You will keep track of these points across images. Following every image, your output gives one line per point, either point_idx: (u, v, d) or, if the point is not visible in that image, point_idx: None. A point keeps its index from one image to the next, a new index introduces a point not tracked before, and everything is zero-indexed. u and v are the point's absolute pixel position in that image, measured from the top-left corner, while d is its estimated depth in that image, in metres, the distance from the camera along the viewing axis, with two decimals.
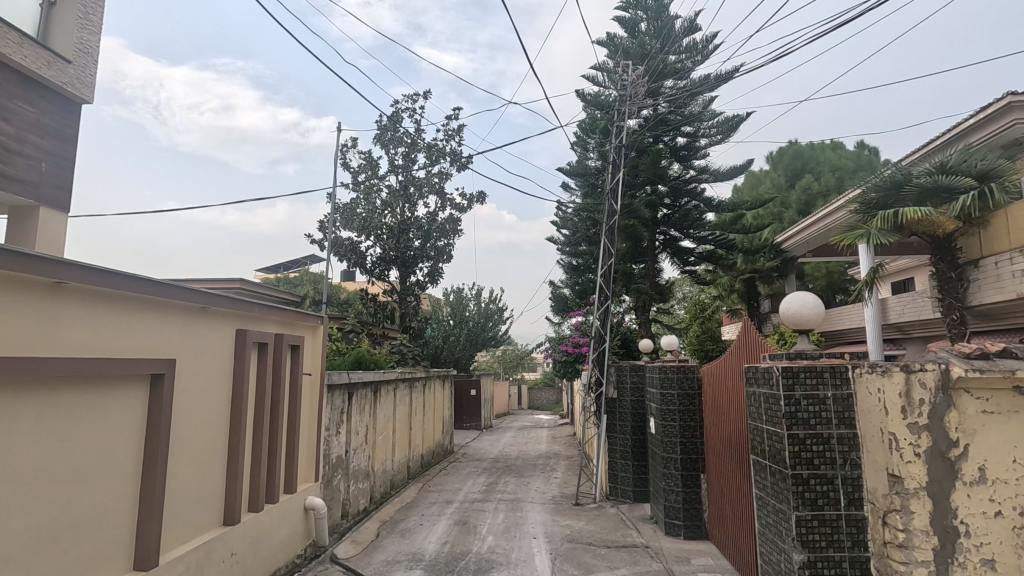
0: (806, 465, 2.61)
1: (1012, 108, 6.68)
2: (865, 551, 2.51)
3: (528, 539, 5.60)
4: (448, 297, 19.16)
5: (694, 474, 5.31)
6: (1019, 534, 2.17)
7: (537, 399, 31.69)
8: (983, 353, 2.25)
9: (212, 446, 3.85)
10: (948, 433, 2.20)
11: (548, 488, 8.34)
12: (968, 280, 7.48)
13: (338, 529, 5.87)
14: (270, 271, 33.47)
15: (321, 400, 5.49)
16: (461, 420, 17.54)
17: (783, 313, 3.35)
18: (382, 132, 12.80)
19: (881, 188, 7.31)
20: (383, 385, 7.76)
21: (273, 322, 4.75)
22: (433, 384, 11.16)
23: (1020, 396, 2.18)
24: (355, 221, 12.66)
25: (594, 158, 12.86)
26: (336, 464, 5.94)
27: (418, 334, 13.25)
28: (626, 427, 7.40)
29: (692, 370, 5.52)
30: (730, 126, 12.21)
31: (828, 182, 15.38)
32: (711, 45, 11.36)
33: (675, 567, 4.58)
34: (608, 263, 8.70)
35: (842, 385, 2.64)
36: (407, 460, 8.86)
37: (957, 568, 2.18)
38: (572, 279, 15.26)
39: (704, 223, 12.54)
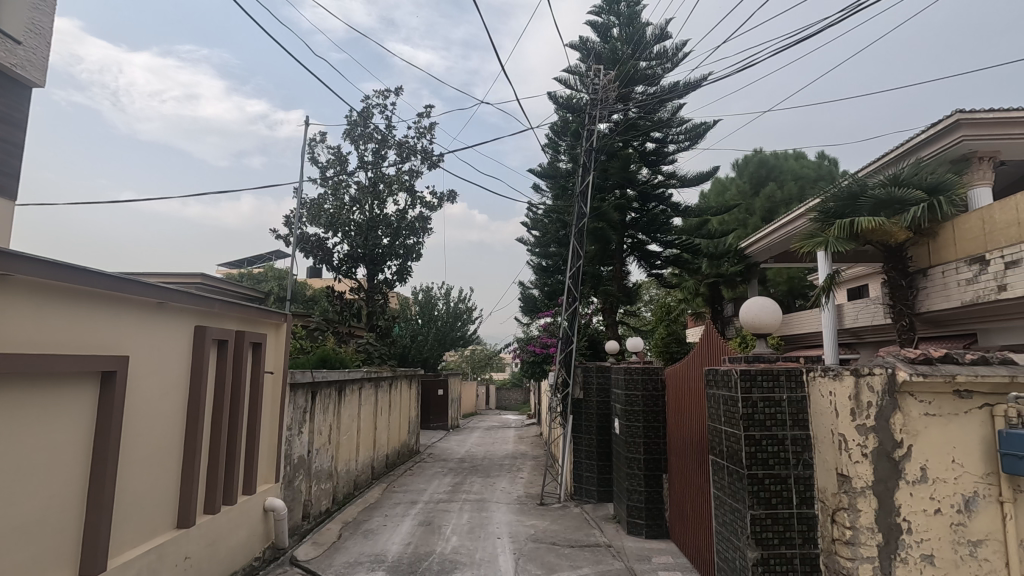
0: (761, 465, 2.69)
1: (960, 125, 7.10)
2: (815, 547, 2.61)
3: (492, 539, 5.60)
4: (417, 296, 19.04)
5: (656, 475, 5.41)
6: (956, 530, 2.30)
7: (505, 400, 31.72)
8: (926, 358, 2.37)
9: (166, 448, 3.72)
10: (892, 434, 2.31)
11: (513, 488, 8.36)
12: (917, 288, 7.84)
13: (298, 531, 5.75)
14: (235, 266, 32.68)
15: (283, 399, 5.38)
16: (428, 421, 17.42)
17: (743, 317, 3.44)
18: (352, 127, 12.61)
19: (839, 198, 7.59)
20: (349, 384, 7.66)
21: (234, 318, 4.62)
22: (400, 384, 11.05)
23: (959, 400, 2.32)
24: (322, 217, 12.43)
25: (565, 160, 12.99)
26: (298, 464, 5.83)
27: (385, 332, 13.11)
28: (592, 427, 7.49)
29: (656, 371, 5.61)
30: (698, 133, 12.43)
31: (791, 191, 15.90)
32: (681, 53, 11.55)
33: (637, 566, 4.66)
34: (577, 265, 8.76)
35: (797, 388, 2.74)
36: (371, 460, 8.75)
37: (899, 563, 2.29)
38: (541, 279, 15.37)
39: (670, 228, 12.78)
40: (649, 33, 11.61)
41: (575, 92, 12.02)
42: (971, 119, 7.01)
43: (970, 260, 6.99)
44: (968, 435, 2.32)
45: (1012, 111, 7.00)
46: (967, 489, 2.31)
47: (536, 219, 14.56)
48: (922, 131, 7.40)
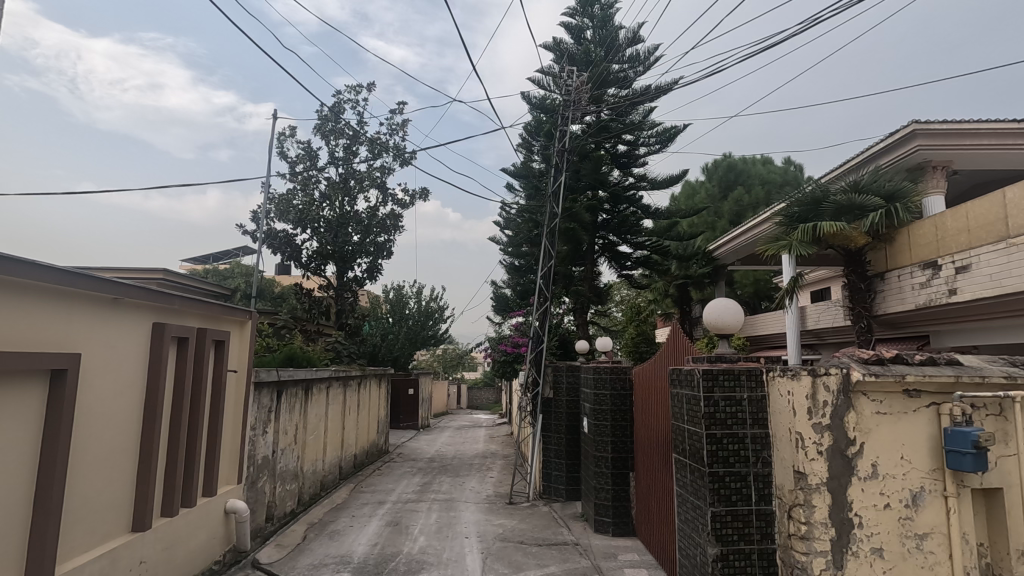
0: (722, 463, 2.75)
1: (916, 135, 7.41)
2: (772, 543, 2.68)
3: (459, 539, 5.58)
4: (388, 294, 18.86)
5: (623, 473, 5.48)
6: (904, 524, 2.40)
7: (476, 399, 31.56)
8: (878, 359, 2.47)
9: (121, 448, 3.59)
10: (846, 432, 2.39)
11: (482, 487, 8.36)
12: (875, 291, 8.14)
13: (261, 533, 5.61)
14: (199, 262, 31.75)
15: (247, 398, 5.25)
16: (397, 420, 17.22)
17: (707, 319, 3.51)
18: (323, 122, 12.42)
19: (803, 203, 7.83)
20: (316, 383, 7.55)
21: (196, 315, 4.50)
22: (369, 383, 10.91)
23: (909, 399, 2.42)
24: (290, 213, 12.19)
25: (538, 161, 13.05)
26: (262, 465, 5.70)
27: (355, 330, 13.00)
28: (561, 426, 7.55)
29: (624, 370, 5.70)
30: (668, 137, 12.62)
31: (757, 196, 16.28)
32: (653, 57, 11.69)
33: (603, 563, 4.72)
34: (548, 264, 8.81)
35: (757, 388, 2.81)
36: (339, 460, 8.63)
37: (850, 556, 2.37)
38: (513, 279, 15.40)
39: (641, 229, 12.91)
40: (622, 36, 11.74)
41: (548, 93, 12.06)
42: (926, 130, 7.34)
43: (923, 265, 7.27)
44: (916, 432, 2.42)
45: (964, 123, 7.34)
46: (914, 484, 2.40)
47: (508, 219, 14.59)
48: (881, 140, 7.70)
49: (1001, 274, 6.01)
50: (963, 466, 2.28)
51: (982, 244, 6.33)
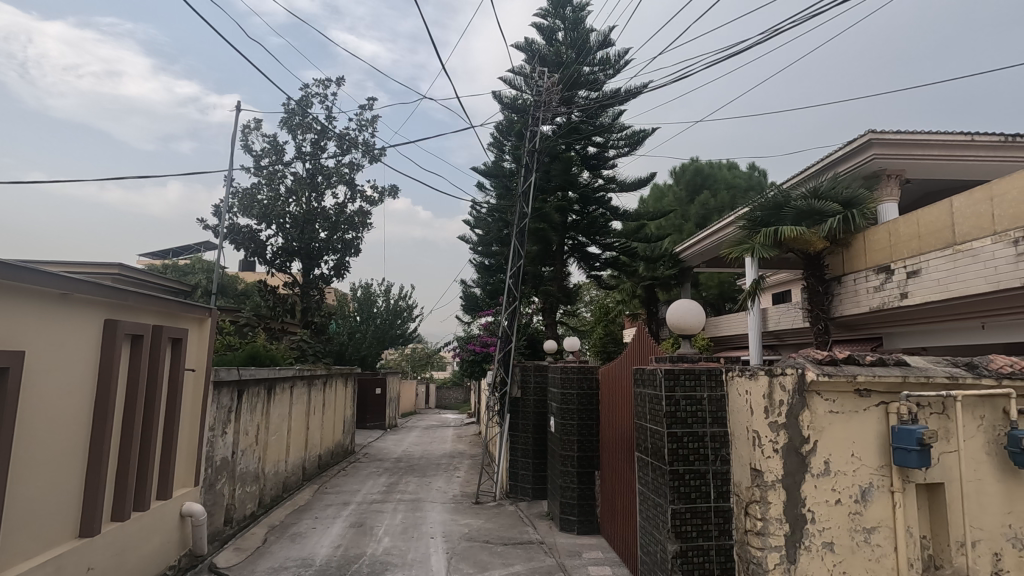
0: (682, 461, 2.80)
1: (871, 144, 7.72)
2: (730, 539, 2.74)
3: (425, 539, 5.55)
4: (356, 292, 18.60)
5: (589, 471, 5.54)
6: (854, 518, 2.49)
7: (445, 398, 31.37)
8: (831, 359, 2.56)
9: (68, 451, 3.43)
10: (801, 430, 2.46)
11: (449, 487, 8.33)
12: (832, 294, 8.43)
13: (219, 536, 5.45)
14: (157, 258, 30.65)
15: (205, 397, 5.09)
16: (364, 420, 16.99)
17: (671, 319, 3.56)
18: (290, 116, 12.18)
19: (765, 208, 8.07)
20: (280, 383, 7.39)
21: (151, 311, 4.33)
22: (335, 382, 10.74)
23: (860, 398, 2.51)
24: (254, 208, 11.89)
25: (509, 160, 13.08)
26: (221, 466, 5.54)
27: (321, 329, 12.81)
28: (529, 425, 7.59)
29: (591, 370, 5.77)
30: (637, 140, 12.80)
31: (723, 199, 16.67)
32: (624, 61, 11.84)
33: (568, 561, 4.76)
34: (517, 264, 8.84)
35: (717, 387, 2.87)
36: (303, 461, 8.46)
37: (803, 550, 2.45)
38: (483, 278, 15.39)
39: (610, 231, 13.01)
40: (593, 39, 11.86)
41: (519, 93, 12.09)
42: (882, 139, 7.65)
43: (877, 269, 7.56)
44: (865, 430, 2.51)
45: (916, 134, 7.67)
46: (864, 480, 2.50)
47: (478, 217, 14.56)
48: (840, 148, 7.98)
49: (949, 279, 6.31)
50: (909, 462, 2.38)
51: (931, 250, 6.63)
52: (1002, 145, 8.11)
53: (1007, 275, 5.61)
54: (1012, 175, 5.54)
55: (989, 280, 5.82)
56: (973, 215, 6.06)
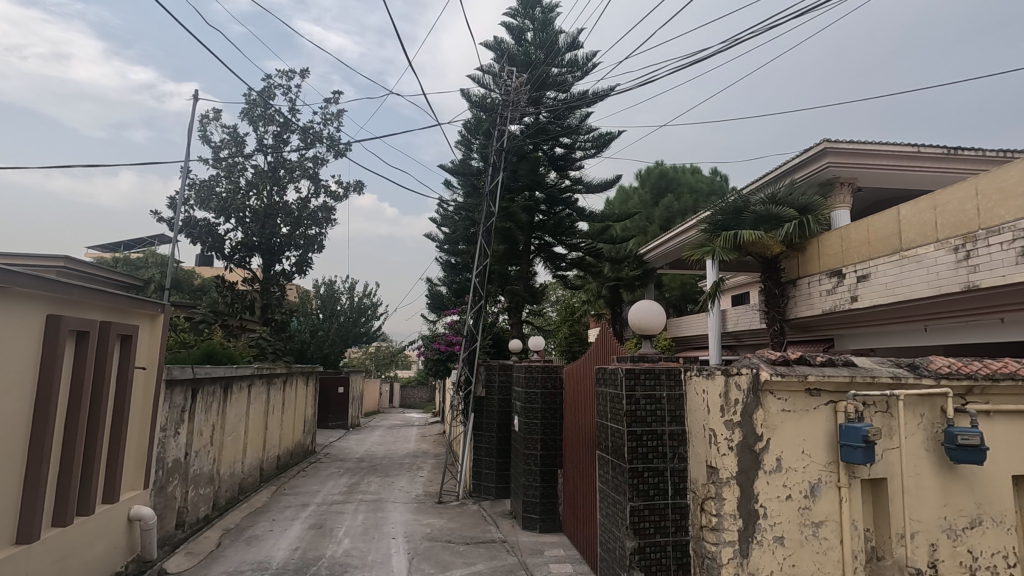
0: (641, 459, 2.85)
1: (826, 153, 8.03)
2: (686, 535, 2.81)
3: (386, 540, 5.49)
4: (319, 289, 18.25)
5: (551, 469, 5.59)
6: (803, 513, 2.58)
7: (409, 398, 31.00)
8: (784, 360, 2.65)
9: (5, 453, 3.25)
10: (755, 429, 2.54)
11: (412, 487, 8.25)
12: (788, 297, 8.74)
13: (170, 541, 5.25)
14: (108, 250, 29.35)
15: (156, 396, 4.90)
16: (326, 420, 16.67)
17: (632, 319, 3.61)
18: (251, 107, 11.84)
19: (726, 212, 8.29)
20: (237, 382, 7.18)
21: (98, 307, 4.15)
22: (296, 380, 10.50)
23: (810, 398, 2.60)
24: (212, 201, 11.52)
25: (477, 159, 13.07)
26: (173, 467, 5.34)
27: (282, 326, 12.49)
28: (493, 424, 7.59)
29: (555, 369, 5.83)
30: (603, 142, 12.94)
31: (686, 203, 17.06)
32: (591, 63, 11.96)
33: (529, 559, 4.79)
34: (484, 263, 8.82)
35: (675, 386, 2.94)
36: (260, 462, 8.24)
37: (755, 544, 2.53)
38: (449, 277, 15.30)
39: (575, 232, 13.11)
40: (562, 40, 11.93)
41: (488, 91, 12.07)
42: (836, 148, 7.97)
43: (829, 273, 7.87)
44: (815, 428, 2.61)
45: (868, 144, 8.02)
46: (813, 476, 2.59)
47: (445, 216, 14.48)
48: (797, 155, 8.27)
49: (896, 283, 6.61)
50: (855, 459, 2.48)
51: (880, 255, 6.94)
52: (946, 157, 8.54)
53: (949, 280, 5.92)
54: (953, 186, 5.85)
55: (931, 285, 6.14)
56: (918, 223, 6.37)
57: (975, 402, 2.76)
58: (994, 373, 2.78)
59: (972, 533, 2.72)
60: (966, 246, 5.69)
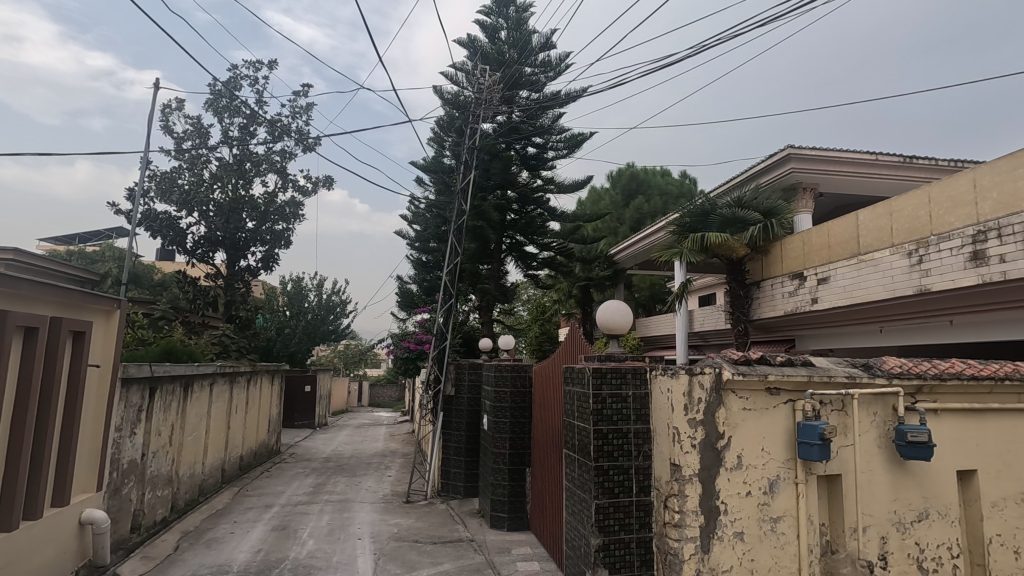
0: (606, 456, 2.88)
1: (790, 158, 8.27)
2: (649, 531, 2.85)
3: (352, 541, 5.41)
4: (286, 286, 17.88)
5: (520, 468, 5.61)
6: (762, 509, 2.65)
7: (378, 397, 30.56)
8: (745, 360, 2.72)
9: None
10: (716, 427, 2.60)
11: (379, 487, 8.15)
12: (752, 298, 8.97)
13: (124, 545, 5.06)
14: (62, 243, 28.13)
15: (111, 395, 4.71)
16: (292, 419, 16.33)
17: (600, 319, 3.65)
18: (216, 98, 11.52)
19: (694, 214, 8.44)
20: (198, 380, 6.97)
21: (49, 302, 3.96)
22: (260, 379, 10.25)
23: (770, 397, 2.68)
24: (174, 193, 11.15)
25: (448, 157, 13.03)
26: (128, 469, 5.15)
27: (246, 323, 12.17)
28: (462, 423, 7.57)
29: (524, 368, 5.86)
30: (575, 142, 13.03)
31: (656, 205, 17.33)
32: (564, 64, 12.03)
33: (496, 558, 4.79)
34: (455, 261, 8.78)
35: (641, 385, 2.98)
36: (222, 463, 8.02)
37: (715, 540, 2.59)
38: (420, 275, 15.19)
39: (546, 231, 13.12)
40: (534, 40, 11.96)
41: (461, 89, 12.02)
42: (799, 155, 8.22)
43: (792, 276, 8.09)
44: (774, 426, 2.68)
45: (829, 151, 8.29)
46: (771, 473, 2.66)
47: (417, 213, 14.38)
48: (762, 160, 8.49)
49: (854, 286, 6.85)
50: (811, 455, 2.56)
51: (840, 259, 7.18)
52: (903, 165, 8.86)
53: (903, 283, 6.16)
54: (908, 194, 6.10)
55: (886, 288, 6.38)
56: (875, 228, 6.61)
57: (924, 400, 2.88)
58: (942, 372, 2.91)
59: (920, 526, 2.84)
60: (919, 251, 5.93)
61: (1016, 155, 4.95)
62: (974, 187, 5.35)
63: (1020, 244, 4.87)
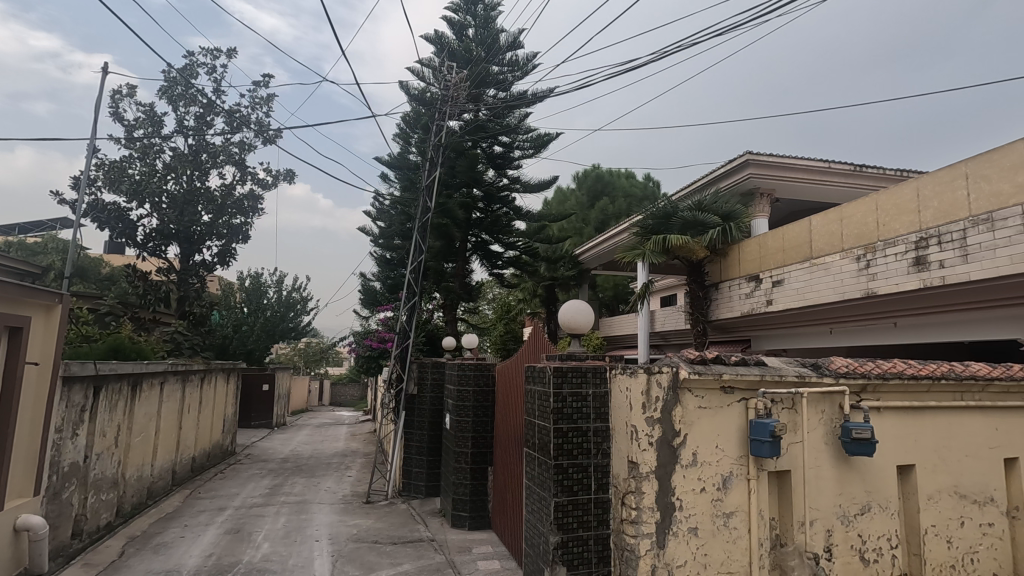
0: (567, 455, 2.90)
1: (749, 164, 8.52)
2: (607, 528, 2.89)
3: (309, 542, 5.30)
4: (244, 282, 17.34)
5: (482, 467, 5.60)
6: (716, 505, 2.72)
7: (339, 396, 29.94)
8: (702, 359, 2.78)
9: None
10: (673, 425, 2.65)
11: (339, 488, 8.01)
12: (710, 300, 9.20)
13: (64, 552, 4.82)
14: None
15: (51, 393, 4.48)
16: (248, 419, 15.86)
17: (562, 318, 3.67)
18: (170, 86, 11.09)
19: (656, 217, 8.60)
20: (148, 379, 6.70)
21: None
22: (215, 378, 9.93)
23: (724, 395, 2.75)
24: (123, 183, 10.64)
25: (414, 153, 12.90)
26: (70, 472, 4.91)
27: (201, 320, 11.76)
28: (424, 423, 7.51)
29: (487, 367, 5.85)
30: (541, 142, 13.09)
31: (620, 206, 17.59)
32: (531, 64, 12.07)
33: (457, 557, 4.77)
34: (419, 259, 8.70)
35: (601, 384, 3.02)
36: (173, 465, 7.74)
37: (671, 535, 2.65)
38: (383, 272, 14.99)
39: (511, 230, 13.12)
40: (502, 39, 11.94)
41: (427, 86, 11.92)
42: (757, 160, 8.48)
43: (748, 278, 8.34)
44: (728, 423, 2.76)
45: (785, 158, 8.58)
46: (725, 469, 2.74)
47: (381, 210, 14.20)
48: (721, 165, 8.73)
49: (806, 289, 7.12)
50: (762, 452, 2.65)
51: (793, 262, 7.44)
52: (854, 173, 9.24)
53: (851, 287, 6.44)
54: (856, 201, 6.39)
55: (836, 291, 6.66)
56: (827, 233, 6.89)
57: (868, 399, 3.02)
58: (884, 372, 3.05)
59: (862, 518, 2.98)
60: (867, 256, 6.20)
61: (955, 166, 5.23)
62: (917, 196, 5.63)
63: (958, 251, 5.15)
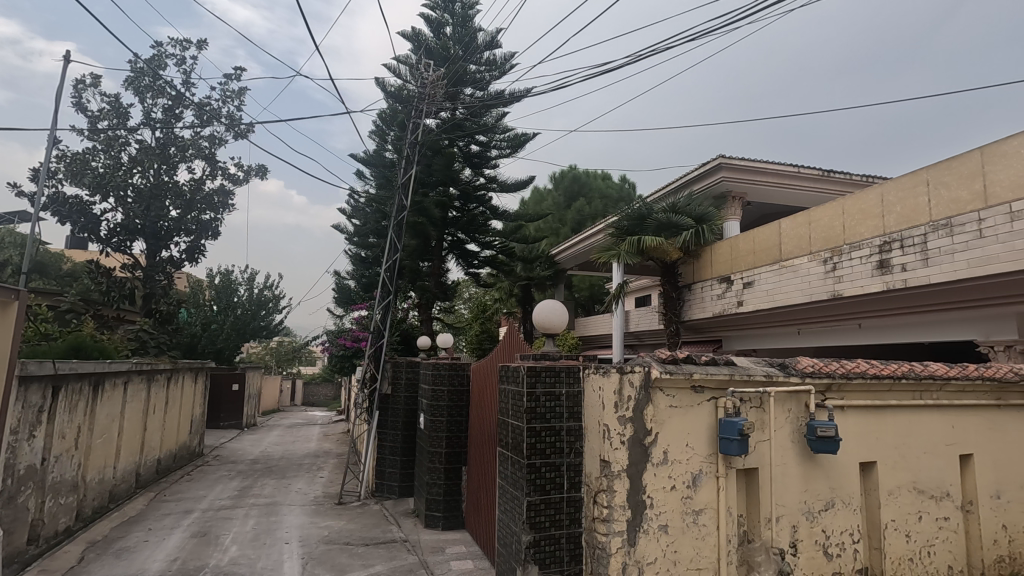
0: (539, 454, 2.91)
1: (721, 167, 8.68)
2: (579, 527, 2.91)
3: (279, 545, 5.21)
4: (213, 279, 16.94)
5: (456, 466, 5.59)
6: (686, 502, 2.76)
7: (313, 397, 29.45)
8: (673, 359, 2.82)
9: None
10: (645, 424, 2.68)
11: (311, 489, 7.88)
12: (683, 300, 9.34)
13: (19, 558, 4.63)
14: None
15: (6, 393, 4.29)
16: (217, 419, 15.50)
17: (536, 318, 3.68)
18: (137, 76, 10.77)
19: (631, 218, 8.69)
20: (111, 378, 6.48)
21: None
22: (182, 378, 9.68)
23: (694, 394, 2.80)
24: (85, 176, 10.27)
25: (390, 151, 12.78)
26: (26, 475, 4.72)
27: (167, 318, 11.45)
28: (398, 423, 7.45)
29: (462, 367, 5.84)
30: (518, 142, 13.11)
31: (596, 207, 17.71)
32: (509, 64, 12.07)
33: (429, 558, 4.75)
34: (394, 258, 8.63)
35: (574, 383, 3.04)
36: (137, 467, 7.51)
37: (641, 533, 2.68)
38: (358, 270, 14.82)
39: (488, 230, 13.09)
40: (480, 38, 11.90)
41: (404, 83, 11.80)
42: (729, 164, 8.64)
43: (720, 279, 8.50)
44: (698, 422, 2.80)
45: (756, 162, 8.76)
46: (695, 467, 2.78)
47: (357, 207, 14.04)
48: (695, 168, 8.87)
49: (775, 290, 7.29)
50: (731, 450, 2.70)
51: (763, 265, 7.60)
52: (822, 178, 9.47)
53: (818, 289, 6.61)
54: (824, 206, 6.57)
55: (804, 293, 6.83)
56: (795, 236, 7.07)
57: (833, 397, 3.10)
58: (848, 372, 3.13)
59: (826, 514, 3.06)
60: (833, 258, 6.37)
61: (917, 173, 5.41)
62: (881, 201, 5.81)
63: (919, 255, 5.33)
